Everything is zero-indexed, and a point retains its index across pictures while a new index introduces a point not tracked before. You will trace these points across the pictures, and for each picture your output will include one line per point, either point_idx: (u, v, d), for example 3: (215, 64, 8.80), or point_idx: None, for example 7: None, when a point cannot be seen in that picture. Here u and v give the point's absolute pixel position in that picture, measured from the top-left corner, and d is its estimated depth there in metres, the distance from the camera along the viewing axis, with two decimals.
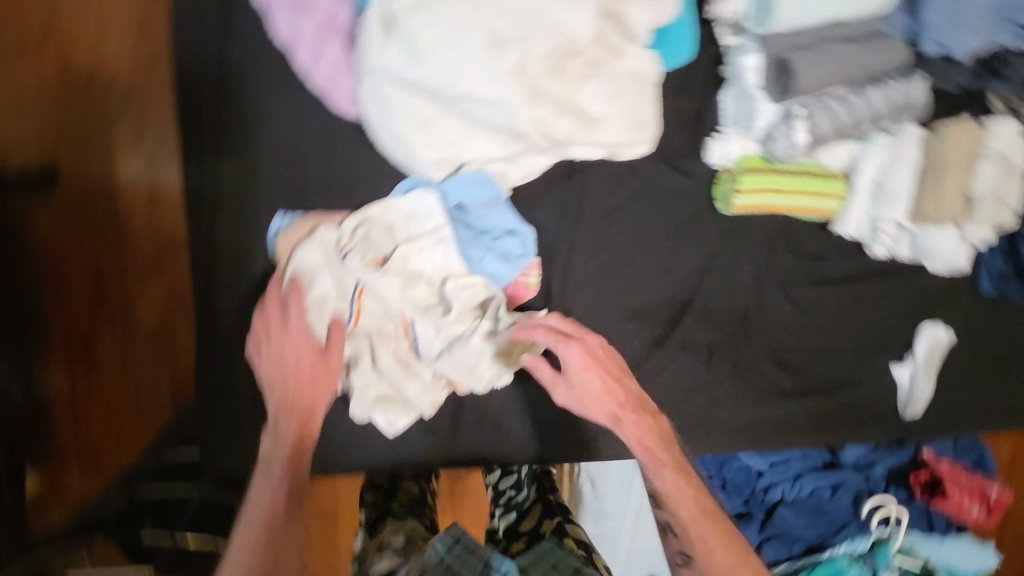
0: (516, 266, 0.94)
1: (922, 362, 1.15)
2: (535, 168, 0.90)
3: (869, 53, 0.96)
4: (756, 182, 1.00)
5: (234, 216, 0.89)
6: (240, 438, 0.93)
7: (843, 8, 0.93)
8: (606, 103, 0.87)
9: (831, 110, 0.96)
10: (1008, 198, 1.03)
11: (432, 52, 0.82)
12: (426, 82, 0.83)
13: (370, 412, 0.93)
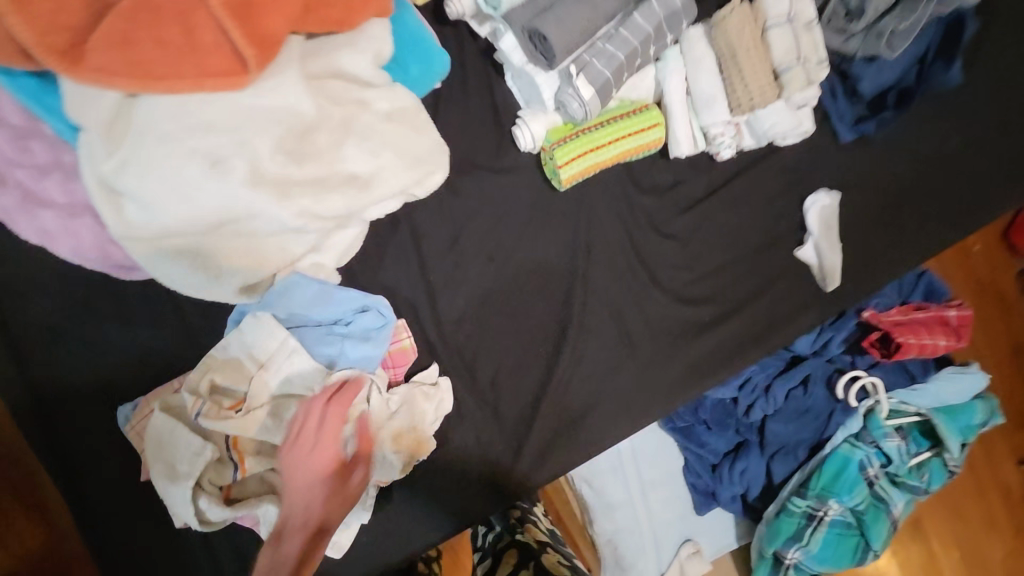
0: (381, 338, 0.91)
1: (820, 234, 1.11)
2: (344, 244, 0.86)
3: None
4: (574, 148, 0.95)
5: (84, 419, 0.85)
6: None
7: None
8: (369, 159, 0.79)
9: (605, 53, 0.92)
10: (818, 53, 0.98)
11: (146, 194, 0.67)
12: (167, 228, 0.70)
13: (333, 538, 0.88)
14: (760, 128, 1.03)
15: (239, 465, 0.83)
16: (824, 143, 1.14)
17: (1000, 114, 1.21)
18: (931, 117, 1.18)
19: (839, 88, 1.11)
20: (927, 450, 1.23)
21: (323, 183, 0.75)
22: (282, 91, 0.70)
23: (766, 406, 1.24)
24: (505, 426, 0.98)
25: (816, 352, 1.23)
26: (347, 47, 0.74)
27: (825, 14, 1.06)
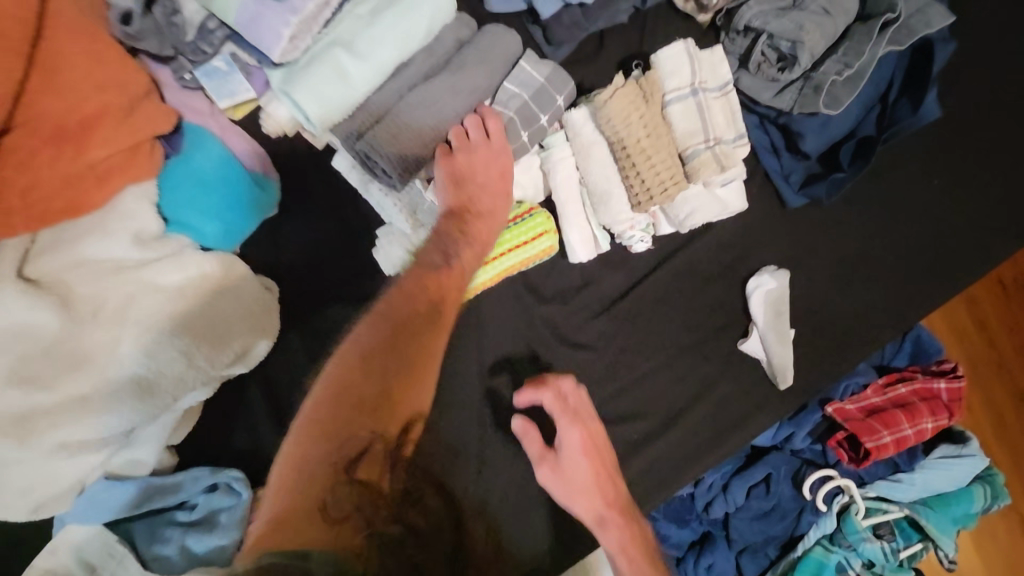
0: (230, 524, 0.77)
1: (767, 324, 0.94)
2: (159, 435, 0.71)
3: (459, 74, 0.74)
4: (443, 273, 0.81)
5: None
6: None
7: (390, 50, 0.71)
8: (147, 363, 0.62)
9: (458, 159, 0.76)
10: (729, 130, 0.79)
11: None
12: None
13: None
14: (680, 217, 0.83)
15: None
16: (769, 210, 0.95)
17: (987, 146, 1.00)
18: (893, 162, 0.99)
19: (781, 144, 0.91)
20: (918, 543, 1.05)
21: (81, 403, 0.60)
22: (1, 314, 0.56)
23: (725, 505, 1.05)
24: None
25: (779, 445, 1.08)
26: (91, 234, 0.60)
27: (752, 62, 0.85)
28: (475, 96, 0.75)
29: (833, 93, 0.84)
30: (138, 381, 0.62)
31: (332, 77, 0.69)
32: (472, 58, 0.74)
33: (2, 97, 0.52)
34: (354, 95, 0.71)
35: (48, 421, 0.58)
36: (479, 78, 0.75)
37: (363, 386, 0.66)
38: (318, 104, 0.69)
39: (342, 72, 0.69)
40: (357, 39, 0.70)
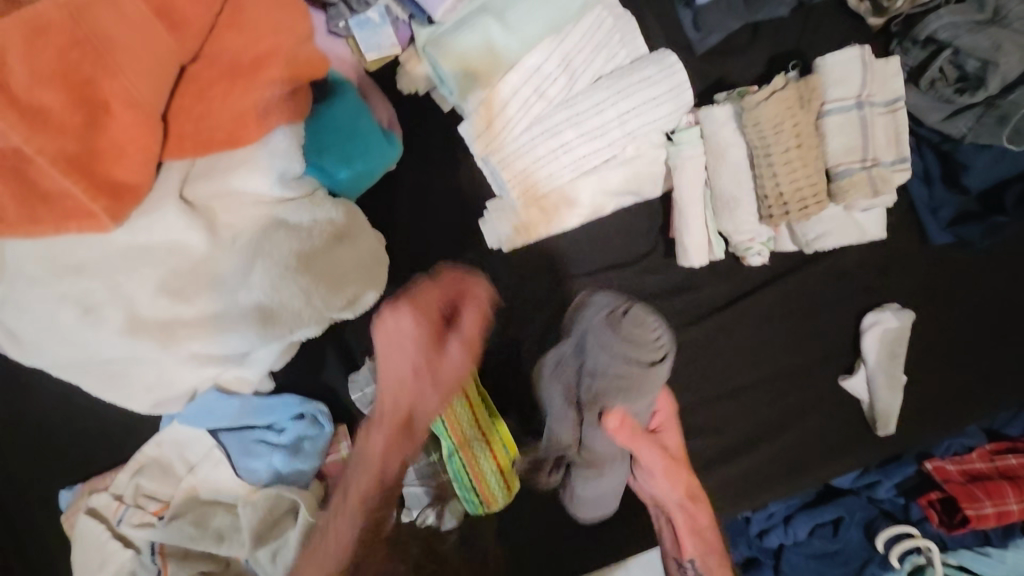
0: (314, 449, 0.84)
1: (877, 365, 0.87)
2: (268, 362, 0.74)
3: (587, 61, 0.76)
4: (445, 404, 0.80)
5: (24, 504, 0.84)
6: None
7: (532, 27, 0.74)
8: (272, 296, 0.66)
9: (580, 145, 0.77)
10: (888, 151, 0.72)
11: (39, 339, 0.63)
12: (69, 362, 0.65)
13: None
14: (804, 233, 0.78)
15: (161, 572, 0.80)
16: (904, 245, 0.87)
17: None
18: None
19: (936, 173, 0.82)
20: None
21: (215, 325, 0.65)
22: (159, 227, 0.60)
23: (784, 537, 1.01)
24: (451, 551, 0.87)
25: (858, 489, 1.00)
26: (241, 166, 0.62)
27: (926, 77, 0.77)
28: (602, 80, 0.76)
29: (1021, 126, 0.74)
30: (263, 311, 0.66)
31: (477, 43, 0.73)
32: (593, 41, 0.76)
33: (195, 29, 0.57)
34: (490, 68, 0.74)
35: (187, 333, 0.64)
36: (610, 68, 0.77)
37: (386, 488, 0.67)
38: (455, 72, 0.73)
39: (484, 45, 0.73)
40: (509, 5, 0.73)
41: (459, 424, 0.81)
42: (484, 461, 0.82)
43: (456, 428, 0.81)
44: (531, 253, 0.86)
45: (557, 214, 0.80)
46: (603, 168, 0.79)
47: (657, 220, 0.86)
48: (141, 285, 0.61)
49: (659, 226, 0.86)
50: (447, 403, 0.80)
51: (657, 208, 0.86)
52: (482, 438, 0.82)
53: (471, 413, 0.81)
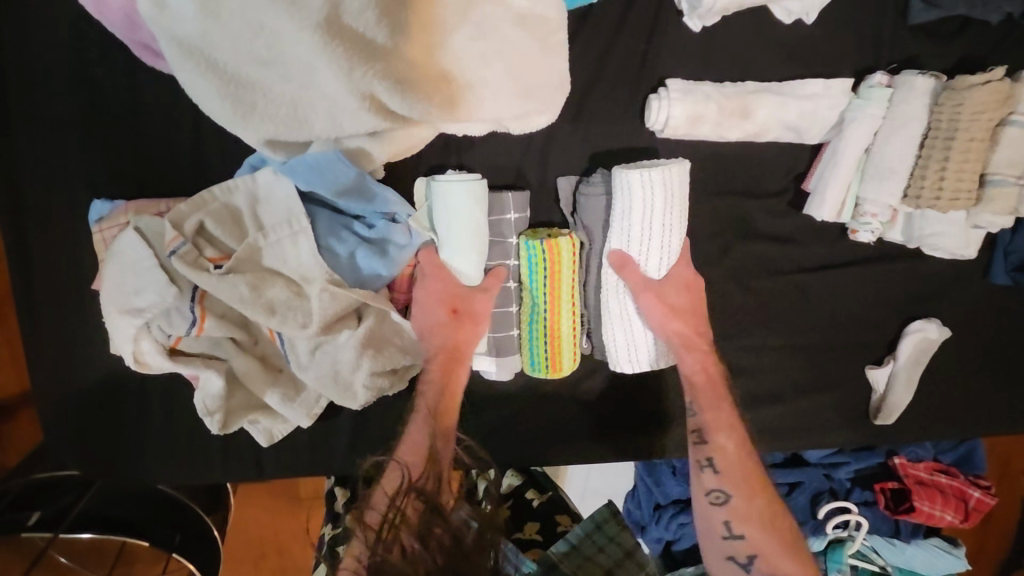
0: (394, 260, 0.78)
1: (904, 366, 0.97)
2: (405, 145, 0.70)
3: None
4: (548, 263, 0.78)
5: (64, 199, 0.74)
6: (117, 449, 0.84)
7: None
8: (466, 70, 0.62)
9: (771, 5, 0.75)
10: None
11: (215, 3, 0.56)
12: (224, 42, 0.58)
13: (348, 401, 0.81)
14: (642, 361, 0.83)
15: (196, 321, 0.73)
16: (970, 274, 0.96)
17: None
18: None
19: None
20: None
21: (402, 73, 0.58)
22: None
23: None
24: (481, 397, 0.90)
25: (821, 465, 1.14)
26: None
27: None
28: None
29: None
30: (447, 81, 0.61)
31: None
32: None
33: None
34: None
35: (377, 70, 0.57)
36: None
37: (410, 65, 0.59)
38: None
39: None
40: None
41: (554, 286, 0.79)
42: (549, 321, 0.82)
43: (551, 291, 0.80)
44: (676, 149, 0.84)
45: (727, 118, 0.79)
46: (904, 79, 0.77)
47: (795, 168, 0.87)
48: None
49: (796, 173, 0.88)
50: (552, 260, 0.78)
51: (802, 154, 0.87)
52: (570, 305, 0.81)
53: (569, 281, 0.80)
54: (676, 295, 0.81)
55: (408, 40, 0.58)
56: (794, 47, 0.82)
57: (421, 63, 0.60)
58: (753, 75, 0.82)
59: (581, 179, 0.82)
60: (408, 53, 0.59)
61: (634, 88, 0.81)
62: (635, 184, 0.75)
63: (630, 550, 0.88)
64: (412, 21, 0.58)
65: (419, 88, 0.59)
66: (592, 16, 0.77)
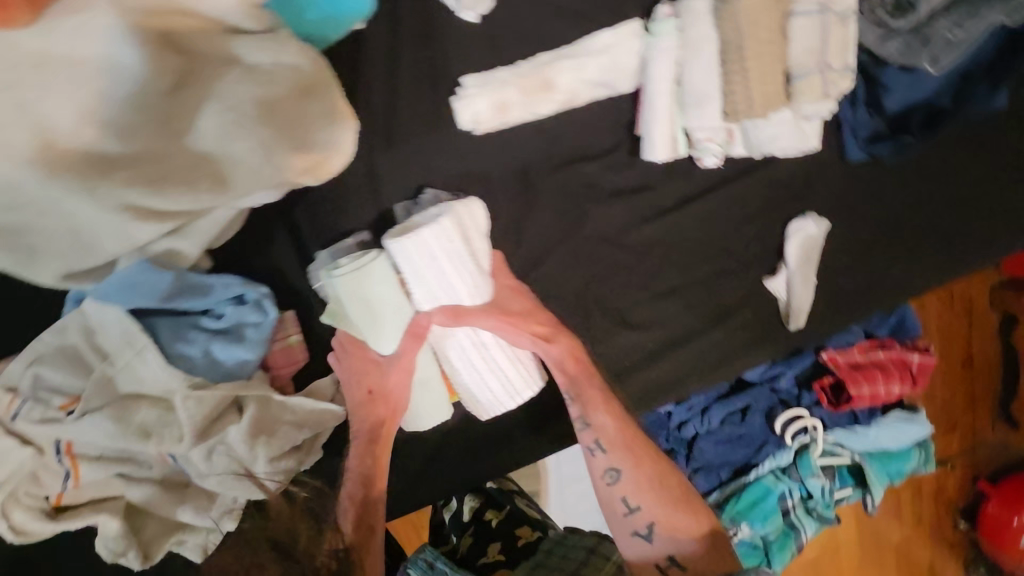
0: (255, 342, 0.77)
1: (797, 268, 0.97)
2: (210, 231, 0.68)
3: None
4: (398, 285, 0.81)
5: None
6: None
7: None
8: (225, 146, 0.59)
9: None
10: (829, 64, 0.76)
11: None
12: None
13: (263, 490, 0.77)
14: (523, 391, 0.86)
15: (71, 472, 0.72)
16: (827, 161, 0.97)
17: None
18: (955, 141, 1.02)
19: (863, 95, 0.92)
20: (850, 488, 1.21)
21: (157, 172, 0.56)
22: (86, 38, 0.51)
23: (699, 426, 1.17)
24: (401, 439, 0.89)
25: (763, 381, 1.16)
26: None
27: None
28: None
29: (939, 53, 0.82)
30: (210, 162, 0.58)
31: None
32: None
33: None
34: None
35: (121, 179, 0.55)
36: None
37: (161, 161, 0.57)
38: None
39: None
40: None
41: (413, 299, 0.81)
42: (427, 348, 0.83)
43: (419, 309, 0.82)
44: (499, 139, 0.83)
45: (531, 97, 0.79)
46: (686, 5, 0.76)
47: (623, 118, 0.87)
48: (69, 100, 0.52)
49: (624, 123, 0.87)
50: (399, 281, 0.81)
51: (623, 103, 0.86)
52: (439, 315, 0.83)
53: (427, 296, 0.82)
54: (506, 295, 0.85)
55: (151, 137, 0.56)
56: (575, 4, 0.80)
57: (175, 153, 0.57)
58: (546, 44, 0.80)
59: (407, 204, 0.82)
60: (156, 148, 0.56)
61: (433, 95, 0.79)
62: (427, 239, 0.75)
63: (592, 548, 0.88)
64: (144, 115, 0.55)
65: (183, 181, 0.57)
66: (363, 39, 0.75)
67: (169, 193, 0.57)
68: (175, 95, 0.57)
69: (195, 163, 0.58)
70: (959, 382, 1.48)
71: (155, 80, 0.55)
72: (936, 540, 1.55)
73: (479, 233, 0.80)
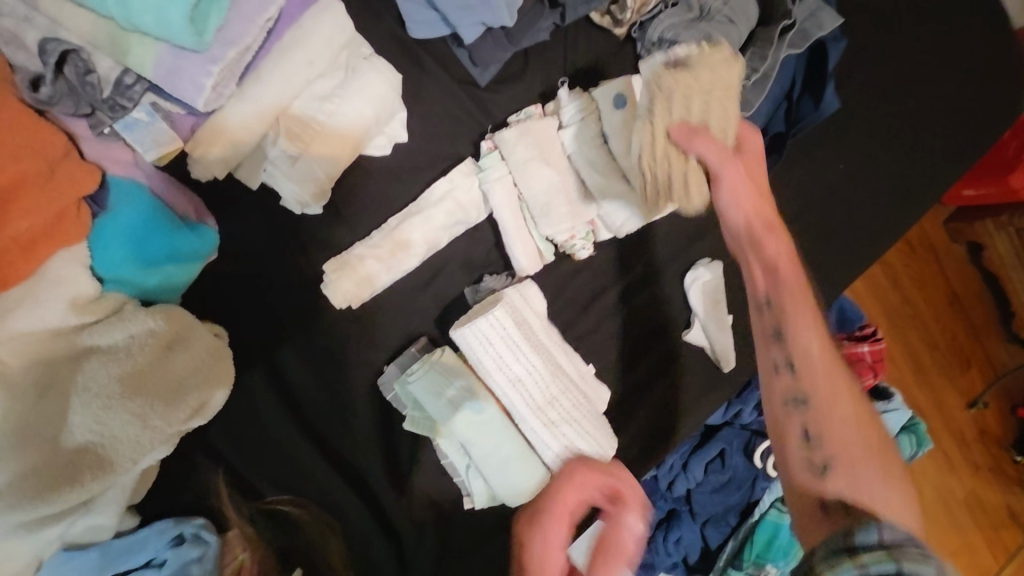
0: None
1: (706, 314, 0.99)
2: (118, 501, 0.71)
3: (361, 93, 0.78)
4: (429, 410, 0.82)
5: None
6: None
7: (292, 88, 0.74)
8: (100, 431, 0.62)
9: (352, 154, 0.80)
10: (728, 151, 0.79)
11: None
12: None
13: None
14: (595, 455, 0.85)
15: None
16: (698, 207, 1.01)
17: (884, 127, 1.10)
18: (812, 149, 1.07)
19: None
20: None
21: (42, 481, 0.59)
22: None
23: (687, 482, 1.13)
24: None
25: (729, 421, 1.16)
26: (25, 304, 0.59)
27: None
28: (377, 105, 0.79)
29: (744, 96, 0.91)
30: (93, 450, 0.61)
31: (238, 116, 0.72)
32: (357, 87, 0.78)
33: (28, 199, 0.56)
34: (265, 117, 0.74)
35: (4, 505, 0.58)
36: (381, 103, 0.80)
37: (43, 470, 0.60)
38: (217, 140, 0.72)
39: (251, 112, 0.73)
40: (269, 74, 0.73)
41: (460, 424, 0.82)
42: (462, 459, 0.83)
43: (447, 441, 0.83)
44: (381, 301, 0.87)
45: (392, 259, 0.83)
46: (502, 140, 0.84)
47: (490, 241, 0.91)
48: None
49: (492, 245, 0.91)
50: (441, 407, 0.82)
51: (485, 229, 0.90)
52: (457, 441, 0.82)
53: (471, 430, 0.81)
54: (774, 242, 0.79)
55: (32, 451, 0.59)
56: (411, 164, 0.88)
57: (57, 457, 0.61)
58: (395, 208, 0.87)
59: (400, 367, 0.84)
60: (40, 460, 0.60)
61: (305, 287, 0.84)
62: (486, 329, 0.79)
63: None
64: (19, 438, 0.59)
65: (72, 477, 0.61)
66: (226, 264, 0.81)
67: (60, 493, 0.60)
68: (41, 407, 0.60)
69: (77, 456, 0.61)
70: (954, 319, 1.48)
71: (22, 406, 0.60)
72: (1002, 482, 1.48)
73: (534, 312, 0.84)
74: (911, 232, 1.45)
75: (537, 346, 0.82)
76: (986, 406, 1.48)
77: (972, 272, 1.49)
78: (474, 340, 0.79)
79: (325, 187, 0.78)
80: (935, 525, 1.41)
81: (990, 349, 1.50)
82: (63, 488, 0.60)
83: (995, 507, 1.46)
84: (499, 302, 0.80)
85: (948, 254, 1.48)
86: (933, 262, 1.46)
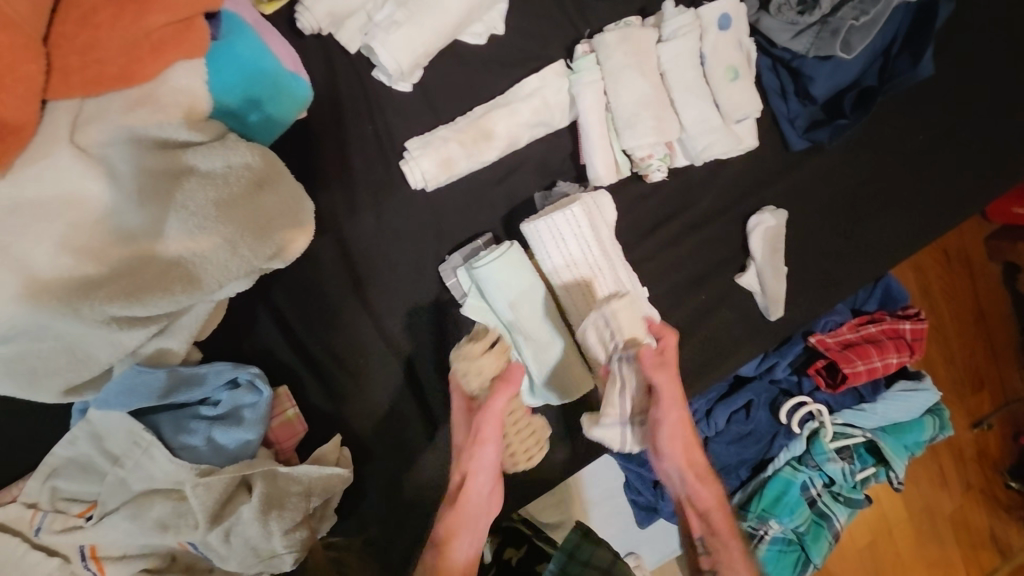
0: (254, 421, 0.78)
1: (764, 260, 0.99)
2: (190, 328, 0.73)
3: None
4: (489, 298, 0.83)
5: None
6: None
7: None
8: (192, 249, 0.64)
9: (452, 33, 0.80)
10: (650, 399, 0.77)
11: None
12: None
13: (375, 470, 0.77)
14: None
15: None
16: (774, 153, 1.01)
17: (972, 104, 1.07)
18: (894, 115, 1.06)
19: (790, 88, 0.97)
20: (872, 466, 1.18)
21: (134, 283, 0.61)
22: (57, 177, 0.58)
23: (707, 430, 1.16)
24: (397, 501, 0.88)
25: (761, 374, 1.17)
26: (142, 104, 0.61)
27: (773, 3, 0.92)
28: None
29: (848, 38, 0.91)
30: (184, 265, 0.63)
31: None
32: None
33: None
34: None
35: (97, 299, 0.60)
36: None
37: (137, 273, 0.62)
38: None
39: None
40: None
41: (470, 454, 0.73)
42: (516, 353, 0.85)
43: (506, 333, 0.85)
44: (453, 190, 0.88)
45: (474, 147, 0.83)
46: (600, 42, 0.84)
47: (567, 150, 0.91)
48: (46, 236, 0.58)
49: (569, 154, 0.91)
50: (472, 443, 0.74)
51: (564, 137, 0.91)
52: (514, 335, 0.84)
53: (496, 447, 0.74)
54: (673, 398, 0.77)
55: (129, 252, 0.62)
56: (502, 58, 0.87)
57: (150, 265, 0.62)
58: (481, 100, 0.87)
59: (462, 259, 0.86)
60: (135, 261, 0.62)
61: (383, 164, 0.85)
62: (558, 225, 0.80)
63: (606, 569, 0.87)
64: (117, 237, 0.61)
65: (161, 286, 0.63)
66: (312, 127, 0.82)
67: (149, 298, 0.62)
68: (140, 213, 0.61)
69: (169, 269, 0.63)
70: (976, 337, 1.47)
71: (122, 206, 0.61)
72: (990, 505, 1.48)
73: (606, 225, 0.85)
74: (949, 241, 1.44)
75: (604, 253, 0.83)
76: (991, 427, 1.48)
77: (1003, 293, 1.48)
78: (545, 234, 0.81)
79: (421, 60, 0.79)
80: (918, 534, 1.43)
81: (1004, 373, 1.49)
82: (152, 294, 0.62)
83: (979, 530, 1.47)
84: (578, 200, 0.81)
85: (982, 270, 1.46)
86: (965, 278, 1.45)
